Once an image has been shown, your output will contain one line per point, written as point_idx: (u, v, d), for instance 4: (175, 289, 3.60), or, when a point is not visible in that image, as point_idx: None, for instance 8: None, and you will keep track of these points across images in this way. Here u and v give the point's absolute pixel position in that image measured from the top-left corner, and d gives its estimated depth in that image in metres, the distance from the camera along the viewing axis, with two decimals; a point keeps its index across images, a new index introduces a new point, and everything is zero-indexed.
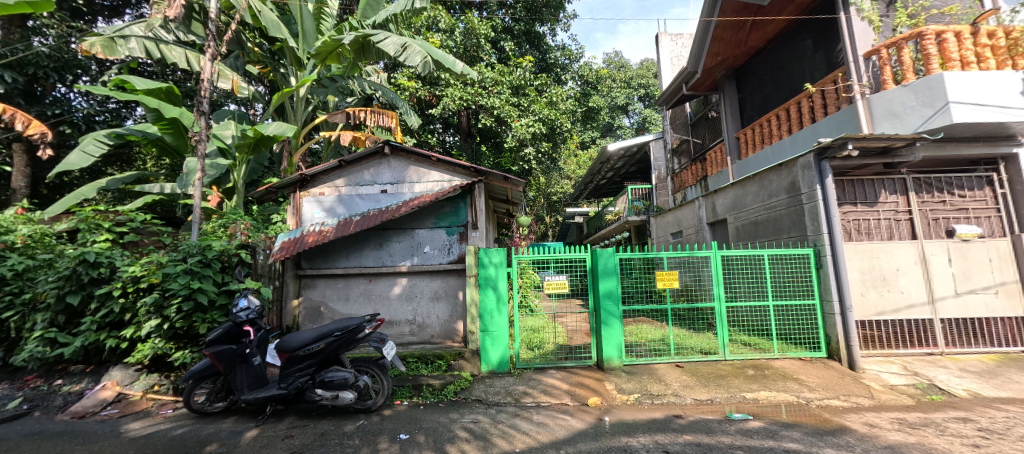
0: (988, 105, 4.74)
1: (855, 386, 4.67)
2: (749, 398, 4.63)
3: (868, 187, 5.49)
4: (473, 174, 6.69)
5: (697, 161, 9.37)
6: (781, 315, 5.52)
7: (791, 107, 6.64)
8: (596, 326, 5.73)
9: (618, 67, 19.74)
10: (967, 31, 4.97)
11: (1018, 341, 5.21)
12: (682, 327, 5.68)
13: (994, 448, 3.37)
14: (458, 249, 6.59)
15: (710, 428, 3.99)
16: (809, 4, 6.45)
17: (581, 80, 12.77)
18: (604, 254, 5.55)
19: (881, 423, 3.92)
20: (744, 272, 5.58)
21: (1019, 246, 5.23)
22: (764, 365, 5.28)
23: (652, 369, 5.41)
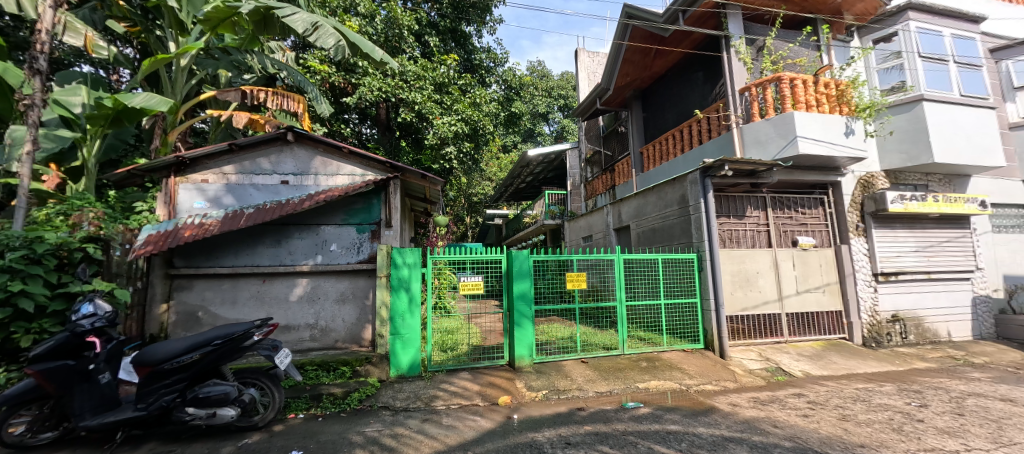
0: (822, 141, 5.94)
1: (724, 372, 5.49)
2: (641, 387, 5.15)
3: (738, 203, 6.49)
4: (389, 169, 6.36)
5: (607, 171, 10.16)
6: (671, 312, 6.22)
7: (684, 129, 7.56)
8: (509, 326, 5.86)
9: (540, 76, 20.52)
10: (811, 80, 6.16)
11: (838, 330, 6.55)
12: (588, 325, 6.08)
13: (816, 416, 4.21)
14: (369, 249, 6.19)
15: (608, 417, 4.34)
16: (700, 41, 7.41)
17: (504, 85, 13.01)
18: (519, 257, 5.74)
19: (741, 402, 4.65)
20: (642, 274, 6.18)
21: (840, 254, 6.59)
22: (655, 357, 5.91)
23: (561, 366, 5.71)
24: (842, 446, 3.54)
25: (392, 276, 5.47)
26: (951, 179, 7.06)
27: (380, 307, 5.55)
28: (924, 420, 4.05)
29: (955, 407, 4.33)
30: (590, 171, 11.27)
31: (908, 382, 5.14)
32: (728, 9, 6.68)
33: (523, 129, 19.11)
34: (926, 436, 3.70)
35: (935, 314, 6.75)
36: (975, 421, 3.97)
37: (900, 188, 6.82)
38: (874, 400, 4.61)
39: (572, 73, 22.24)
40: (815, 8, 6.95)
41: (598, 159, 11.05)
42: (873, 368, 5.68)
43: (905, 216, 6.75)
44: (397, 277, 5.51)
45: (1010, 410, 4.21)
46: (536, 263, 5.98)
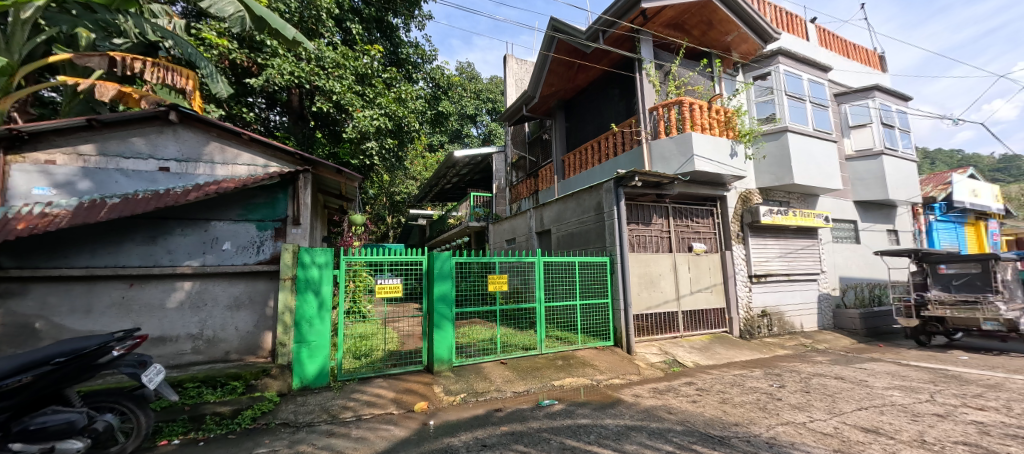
0: (713, 160, 6.79)
1: (630, 366, 5.97)
2: (556, 385, 5.37)
3: (645, 211, 7.13)
4: (298, 162, 5.79)
5: (532, 177, 10.54)
6: (585, 312, 6.58)
7: (601, 141, 8.11)
8: (429, 330, 5.68)
9: (468, 78, 20.56)
10: (705, 105, 7.01)
11: (722, 324, 7.52)
12: (508, 327, 6.18)
13: (702, 401, 4.78)
14: (271, 248, 5.55)
15: (524, 416, 4.45)
16: (617, 61, 8.01)
17: (432, 82, 12.72)
18: (441, 258, 5.59)
19: (642, 393, 5.09)
20: (560, 276, 6.46)
21: (725, 259, 7.60)
22: (570, 355, 6.19)
23: (480, 368, 5.70)
24: (722, 426, 4.06)
25: (299, 278, 4.98)
26: (805, 198, 8.58)
27: (283, 312, 5.00)
28: (782, 398, 4.83)
29: (804, 386, 5.24)
30: (516, 176, 11.63)
31: (771, 367, 6.10)
32: (642, 34, 7.33)
33: (450, 130, 18.89)
34: (783, 411, 4.41)
35: (793, 309, 8.11)
36: (818, 397, 4.84)
37: (770, 203, 8.10)
38: (746, 384, 5.36)
39: (500, 77, 22.56)
40: (710, 44, 8.00)
41: (522, 164, 11.42)
42: (747, 357, 6.63)
43: (773, 227, 8.03)
44: (304, 279, 5.04)
45: (840, 386, 5.20)
46: (458, 265, 5.87)
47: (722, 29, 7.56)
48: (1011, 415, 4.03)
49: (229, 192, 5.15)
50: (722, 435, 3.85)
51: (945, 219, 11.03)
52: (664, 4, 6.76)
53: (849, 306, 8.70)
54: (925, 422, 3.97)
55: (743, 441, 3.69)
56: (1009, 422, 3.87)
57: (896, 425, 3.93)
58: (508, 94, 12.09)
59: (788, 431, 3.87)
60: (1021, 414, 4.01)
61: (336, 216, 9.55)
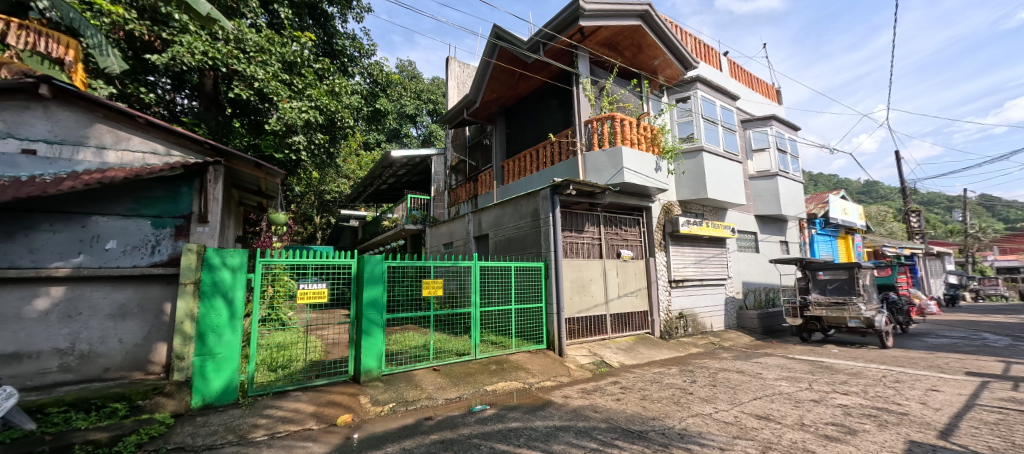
0: (640, 173, 7.33)
1: (560, 368, 6.20)
2: (488, 390, 5.39)
3: (578, 219, 7.46)
4: (208, 152, 5.21)
5: (471, 181, 10.58)
6: (519, 316, 6.70)
7: (539, 149, 8.37)
8: (356, 337, 5.37)
9: (409, 76, 20.15)
10: (634, 122, 7.55)
11: (645, 326, 8.09)
12: (443, 332, 6.09)
13: (625, 399, 5.10)
14: (169, 250, 4.90)
15: (454, 423, 4.41)
16: (556, 74, 8.34)
17: (369, 78, 12.24)
18: (372, 261, 5.35)
19: (571, 394, 5.32)
20: (496, 281, 6.51)
21: (649, 265, 8.20)
22: (504, 360, 6.25)
23: (412, 375, 5.51)
24: (641, 421, 4.37)
25: (206, 282, 4.42)
26: (716, 211, 9.56)
27: (183, 320, 4.36)
28: (693, 392, 5.32)
29: (713, 380, 5.83)
30: (455, 179, 11.58)
31: (686, 364, 6.70)
32: (579, 50, 7.70)
33: (388, 128, 18.29)
34: (694, 404, 4.85)
35: (705, 310, 8.98)
36: (723, 389, 5.40)
37: (687, 215, 8.91)
38: (664, 381, 5.83)
39: (441, 79, 22.35)
40: (639, 65, 8.66)
41: (462, 168, 11.43)
42: (666, 355, 7.22)
43: (689, 236, 8.84)
44: (212, 283, 4.49)
45: (741, 379, 5.85)
46: (390, 269, 5.68)
47: (649, 53, 8.23)
48: (867, 397, 4.82)
49: (118, 182, 4.48)
50: (641, 429, 4.14)
51: (822, 233, 12.93)
52: (601, 24, 7.17)
53: (749, 307, 9.82)
54: (804, 407, 4.62)
55: (659, 434, 3.99)
56: (866, 403, 4.63)
57: (782, 411, 4.52)
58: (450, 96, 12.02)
59: (697, 422, 4.27)
60: (875, 396, 4.82)
61: (254, 214, 8.75)
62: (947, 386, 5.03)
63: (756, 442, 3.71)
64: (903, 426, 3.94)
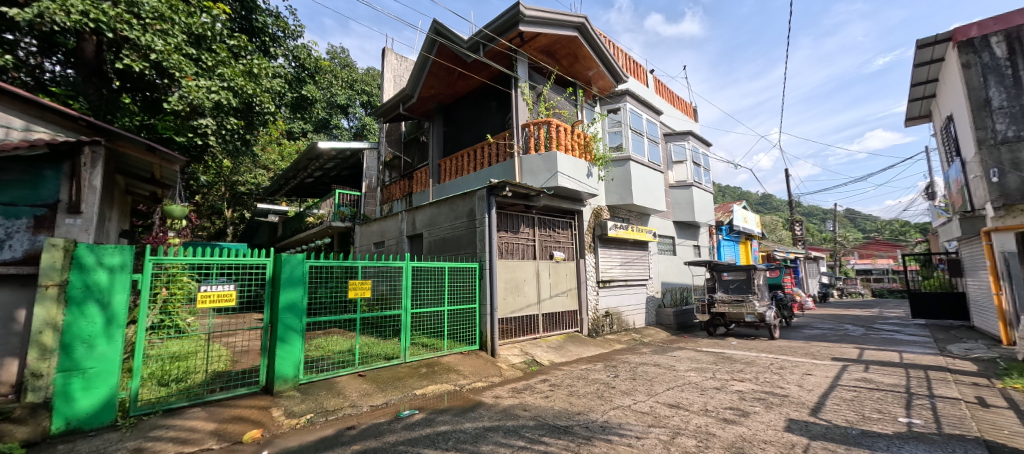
0: (574, 178, 7.71)
1: (492, 368, 6.32)
2: (417, 394, 5.29)
3: (513, 220, 7.66)
4: (84, 129, 4.55)
5: (406, 178, 10.43)
6: (452, 317, 6.68)
7: (477, 150, 8.46)
8: (270, 344, 4.91)
9: (340, 63, 19.25)
10: (569, 128, 7.94)
11: (574, 325, 8.49)
12: (370, 335, 5.86)
13: (552, 396, 5.29)
14: (27, 245, 4.20)
15: (380, 431, 4.20)
16: (495, 75, 8.49)
17: (293, 60, 11.66)
18: (291, 261, 4.92)
19: (501, 394, 5.40)
20: (428, 282, 6.45)
21: (580, 266, 8.63)
22: (435, 362, 6.16)
23: (334, 383, 5.20)
24: (567, 416, 4.54)
25: (76, 284, 3.67)
26: (641, 216, 10.30)
27: (41, 330, 3.51)
28: (615, 386, 5.71)
29: (633, 374, 6.31)
30: (388, 175, 11.32)
31: (610, 360, 7.18)
32: (518, 55, 7.94)
33: (316, 117, 17.28)
34: (615, 398, 5.19)
35: (628, 309, 9.64)
36: (641, 382, 5.88)
37: (615, 219, 9.53)
38: (590, 377, 6.17)
39: (377, 69, 21.65)
40: (575, 74, 9.11)
41: (396, 164, 11.22)
42: (592, 352, 7.67)
43: (616, 240, 9.46)
44: (84, 285, 3.74)
45: (657, 372, 6.38)
46: (313, 270, 5.31)
47: (584, 64, 8.68)
48: (758, 382, 5.54)
49: None
50: (567, 424, 4.29)
51: (729, 238, 14.47)
52: (539, 31, 7.43)
53: (667, 305, 10.72)
54: (708, 394, 5.20)
55: (583, 427, 4.16)
56: (757, 388, 5.31)
57: (690, 399, 5.04)
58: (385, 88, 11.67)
59: (618, 414, 4.56)
60: (764, 382, 5.56)
61: (145, 204, 8.03)
62: (818, 370, 5.92)
63: (667, 430, 4.04)
64: (785, 407, 4.58)
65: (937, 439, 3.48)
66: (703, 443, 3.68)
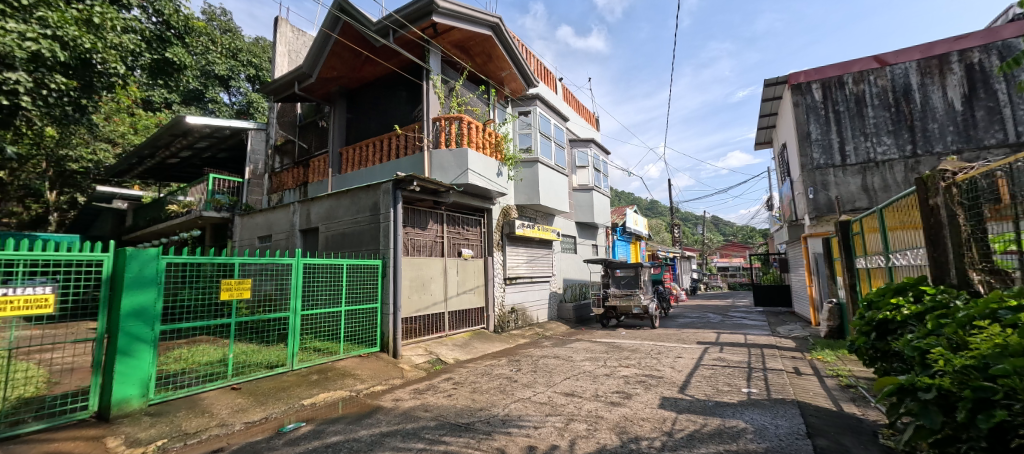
0: (484, 176, 7.87)
1: (393, 371, 5.94)
2: (305, 405, 4.62)
3: (421, 216, 7.55)
4: None
5: (300, 165, 9.70)
6: (350, 319, 6.17)
7: (384, 140, 8.15)
8: (105, 359, 3.84)
9: (221, 29, 17.03)
10: (480, 126, 8.08)
11: (481, 321, 8.65)
12: (248, 343, 5.01)
13: (457, 394, 5.13)
14: None
15: (256, 450, 3.55)
16: (405, 64, 8.30)
17: (153, 12, 10.62)
18: (139, 257, 3.96)
19: (402, 396, 5.01)
20: (323, 280, 5.86)
21: (487, 263, 8.83)
22: (328, 368, 5.56)
23: (198, 400, 4.27)
24: (469, 413, 4.43)
25: None
26: (546, 216, 10.88)
27: None
28: (518, 380, 5.87)
29: (533, 367, 6.61)
30: (278, 161, 10.39)
31: (513, 355, 7.44)
32: (431, 46, 7.83)
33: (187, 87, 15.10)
34: (516, 391, 5.33)
35: (532, 304, 10.09)
36: (540, 374, 6.18)
37: (522, 218, 9.92)
38: (494, 372, 6.28)
39: (268, 42, 19.66)
40: (488, 73, 9.30)
41: (289, 149, 10.37)
42: (497, 348, 7.88)
43: (523, 238, 9.86)
44: None
45: (556, 363, 6.82)
46: (171, 267, 4.35)
47: (497, 64, 8.92)
48: (639, 367, 6.25)
49: None
50: (469, 421, 4.19)
51: (621, 238, 15.89)
52: (453, 25, 7.46)
53: (567, 300, 11.47)
54: (600, 381, 5.71)
55: (484, 423, 4.12)
56: (639, 372, 5.99)
57: (583, 387, 5.47)
58: (276, 62, 10.71)
59: (519, 407, 4.67)
60: (644, 366, 6.29)
61: None
62: (686, 353, 6.84)
63: (562, 417, 4.31)
64: (659, 386, 5.24)
65: (768, 403, 4.30)
66: (593, 425, 4.03)
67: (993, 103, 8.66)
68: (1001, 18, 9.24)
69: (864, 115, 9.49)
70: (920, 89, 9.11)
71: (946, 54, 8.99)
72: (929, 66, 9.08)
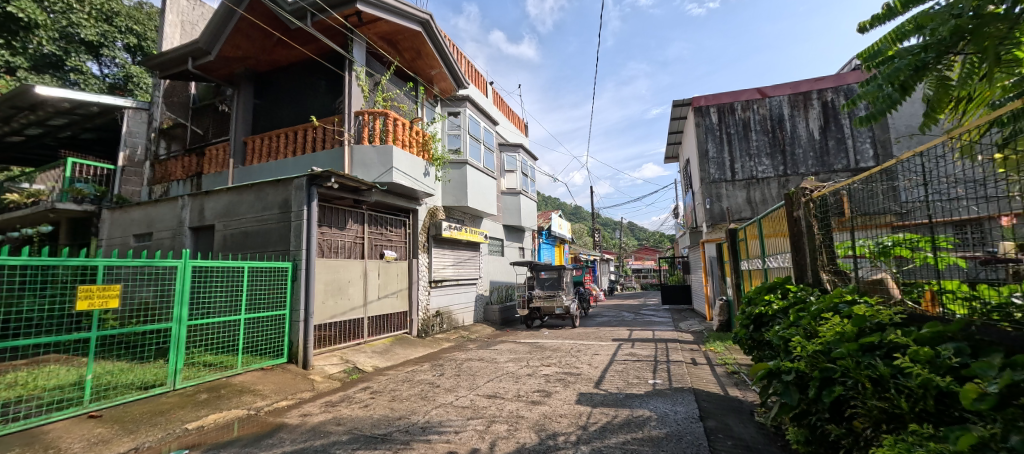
0: (410, 176, 7.69)
1: (302, 383, 5.47)
2: (190, 429, 3.99)
3: (340, 215, 7.15)
4: None
5: (194, 153, 8.72)
6: (250, 328, 5.60)
7: (299, 132, 7.61)
8: None
9: None
10: (407, 124, 7.86)
11: (403, 326, 8.40)
12: (115, 361, 4.29)
13: (374, 404, 4.88)
14: None
15: None
16: (325, 51, 7.84)
17: None
18: None
19: (312, 411, 4.64)
20: (218, 286, 5.26)
21: (411, 266, 8.62)
22: (221, 385, 4.94)
23: (40, 434, 3.53)
24: (387, 423, 4.27)
25: None
26: (474, 218, 10.91)
27: None
28: (440, 385, 5.77)
29: (457, 371, 6.54)
30: (163, 146, 9.26)
31: (436, 359, 7.31)
32: (355, 35, 7.48)
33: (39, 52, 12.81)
34: (438, 396, 5.23)
35: (458, 307, 10.02)
36: (463, 378, 6.13)
37: (450, 220, 9.85)
38: (415, 378, 6.10)
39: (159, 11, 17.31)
40: (417, 70, 9.13)
41: (178, 133, 9.26)
42: (419, 353, 7.68)
43: (450, 240, 9.77)
44: None
45: (480, 366, 6.81)
46: None
47: (427, 62, 8.79)
48: (560, 365, 6.49)
49: None
50: (386, 432, 4.02)
51: (546, 241, 16.40)
52: (380, 16, 7.22)
53: (493, 303, 11.56)
54: (522, 381, 5.81)
55: (402, 432, 3.99)
56: (559, 370, 6.21)
57: (506, 388, 5.53)
58: (164, 32, 9.50)
59: (441, 412, 4.59)
60: (564, 364, 6.54)
61: None
62: (601, 350, 7.23)
63: (484, 420, 4.31)
64: (577, 383, 5.47)
65: (670, 392, 4.70)
66: (513, 426, 4.09)
67: (840, 135, 10.30)
68: (847, 65, 11.02)
69: (749, 138, 10.79)
70: (790, 119, 10.57)
71: (808, 91, 10.51)
72: (796, 101, 10.58)
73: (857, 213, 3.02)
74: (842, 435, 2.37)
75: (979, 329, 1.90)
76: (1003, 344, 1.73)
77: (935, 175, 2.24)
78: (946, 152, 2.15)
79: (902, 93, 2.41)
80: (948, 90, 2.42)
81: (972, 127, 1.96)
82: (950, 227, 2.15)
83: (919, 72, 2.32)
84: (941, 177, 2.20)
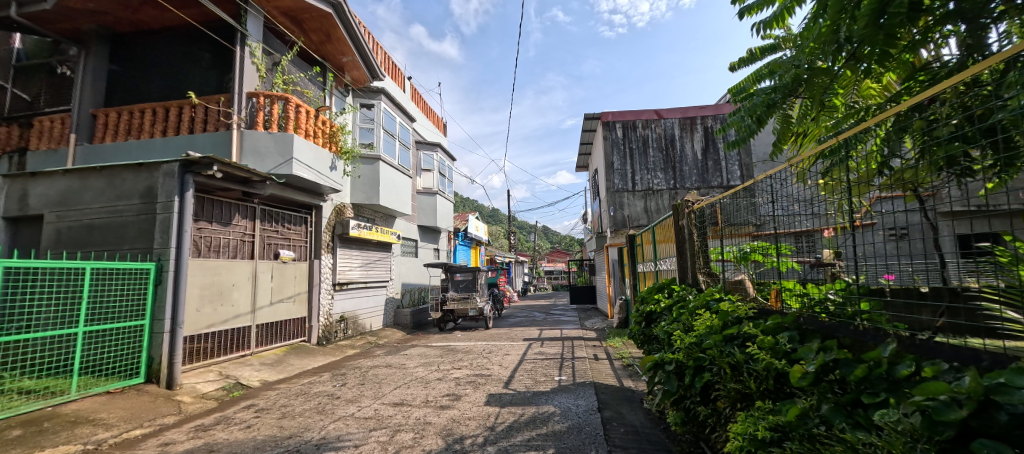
0: (313, 169, 7.05)
1: (165, 406, 4.65)
2: None
3: (224, 209, 6.30)
4: None
5: (17, 122, 7.14)
6: (92, 344, 4.62)
7: (171, 109, 6.57)
8: None
9: None
10: (312, 112, 7.19)
11: (300, 333, 7.68)
12: None
13: (258, 424, 4.33)
14: None
15: None
16: (211, 21, 6.89)
17: None
18: None
19: (176, 438, 3.96)
20: (44, 292, 4.25)
21: (311, 267, 7.92)
22: (45, 417, 3.97)
23: None
24: (273, 444, 3.81)
25: None
26: (386, 217, 10.39)
27: None
28: (341, 396, 5.33)
29: (360, 379, 6.11)
30: None
31: (337, 368, 6.75)
32: (250, 7, 6.67)
33: None
34: (337, 409, 4.81)
35: (365, 311, 9.42)
36: (367, 386, 5.74)
37: (359, 218, 9.25)
38: (312, 391, 5.56)
39: None
40: (324, 55, 8.44)
41: None
42: (319, 363, 7.03)
43: (358, 240, 9.16)
44: None
45: (387, 373, 6.44)
46: None
47: (336, 47, 8.17)
48: (470, 368, 6.40)
49: None
50: None
51: (462, 242, 16.24)
52: None
53: (404, 305, 11.09)
54: (431, 386, 5.61)
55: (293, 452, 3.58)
56: (469, 373, 6.12)
57: (413, 394, 5.29)
58: None
59: (338, 426, 4.22)
60: (475, 366, 6.47)
61: None
62: (512, 351, 7.29)
63: (388, 430, 4.06)
64: (487, 384, 5.43)
65: (574, 388, 4.87)
66: (419, 433, 3.89)
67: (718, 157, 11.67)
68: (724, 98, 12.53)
69: (648, 152, 11.78)
70: (680, 140, 11.76)
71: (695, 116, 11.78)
72: (686, 123, 11.78)
73: (726, 225, 3.38)
74: (708, 414, 2.69)
75: (805, 320, 2.20)
76: (820, 331, 1.99)
77: (780, 194, 2.56)
78: (788, 177, 2.45)
79: (756, 125, 2.75)
80: (789, 124, 2.85)
81: (803, 159, 2.26)
82: (790, 237, 2.50)
83: (770, 109, 2.63)
84: (784, 196, 2.50)
